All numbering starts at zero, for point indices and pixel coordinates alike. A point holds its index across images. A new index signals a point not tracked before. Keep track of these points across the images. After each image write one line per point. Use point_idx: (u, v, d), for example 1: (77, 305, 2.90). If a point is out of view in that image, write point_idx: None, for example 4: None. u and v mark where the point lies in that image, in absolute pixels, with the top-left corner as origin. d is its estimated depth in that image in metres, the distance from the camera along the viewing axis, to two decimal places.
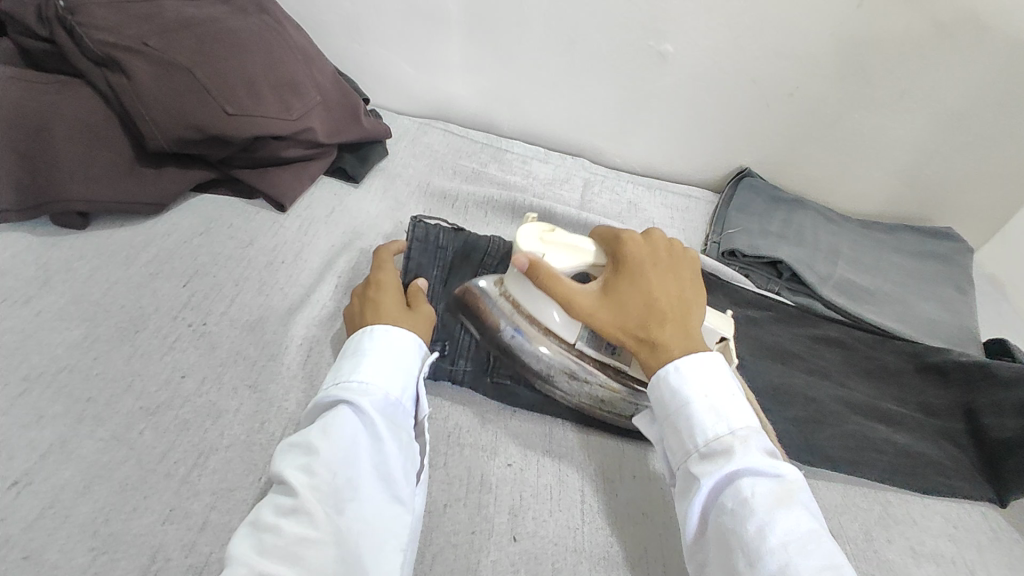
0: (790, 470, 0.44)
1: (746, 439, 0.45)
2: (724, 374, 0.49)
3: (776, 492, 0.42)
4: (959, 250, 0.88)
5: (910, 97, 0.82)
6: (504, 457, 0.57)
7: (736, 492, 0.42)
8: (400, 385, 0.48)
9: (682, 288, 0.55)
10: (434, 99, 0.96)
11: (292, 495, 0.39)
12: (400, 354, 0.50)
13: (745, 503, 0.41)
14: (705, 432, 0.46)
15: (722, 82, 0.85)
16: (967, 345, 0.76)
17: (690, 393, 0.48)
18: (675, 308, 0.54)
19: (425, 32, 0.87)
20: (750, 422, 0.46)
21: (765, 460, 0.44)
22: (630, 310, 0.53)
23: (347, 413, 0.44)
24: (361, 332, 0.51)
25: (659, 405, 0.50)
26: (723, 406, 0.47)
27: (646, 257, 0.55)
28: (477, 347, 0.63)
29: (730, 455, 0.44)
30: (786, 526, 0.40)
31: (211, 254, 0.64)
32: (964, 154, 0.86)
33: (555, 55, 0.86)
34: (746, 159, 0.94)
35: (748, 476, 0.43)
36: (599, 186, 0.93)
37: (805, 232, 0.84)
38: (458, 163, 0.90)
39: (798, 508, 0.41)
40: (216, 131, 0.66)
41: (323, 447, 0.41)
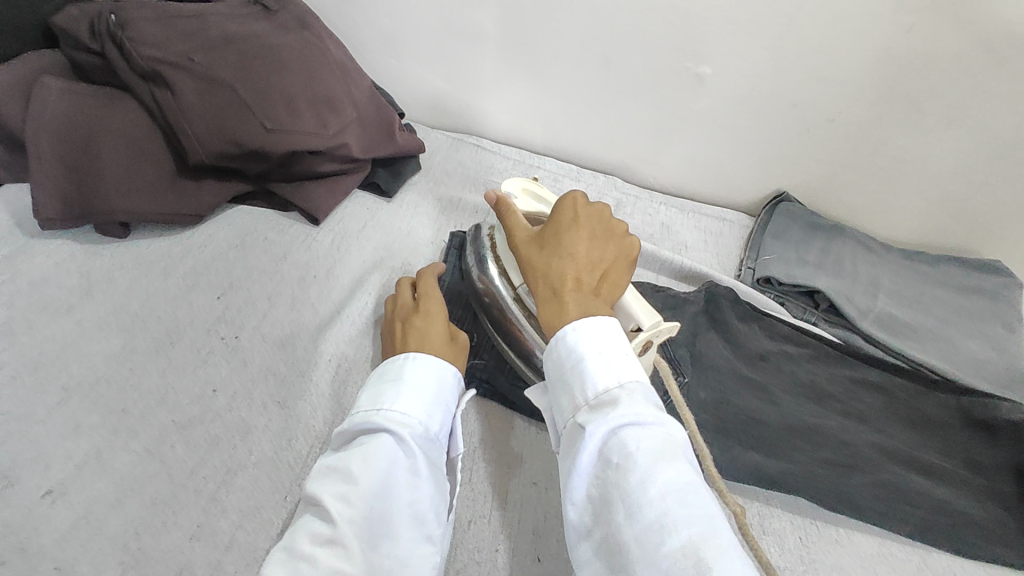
0: (676, 424, 0.41)
1: (634, 390, 0.42)
2: (616, 327, 0.46)
3: (661, 444, 0.39)
4: (1006, 284, 0.84)
5: (958, 125, 0.79)
6: (529, 476, 0.56)
7: (621, 446, 0.39)
8: (437, 416, 0.48)
9: (605, 258, 0.52)
10: (468, 115, 0.97)
11: (329, 524, 0.39)
12: (440, 385, 0.50)
13: (629, 456, 0.38)
14: (593, 386, 0.43)
15: (759, 106, 0.83)
16: (1014, 386, 0.73)
17: (583, 349, 0.45)
18: (588, 271, 0.51)
19: (462, 48, 0.88)
20: (640, 375, 0.44)
21: (653, 411, 0.41)
22: (543, 257, 0.52)
23: (388, 442, 0.44)
24: (400, 356, 0.50)
25: (552, 365, 0.46)
26: (615, 361, 0.44)
27: (577, 218, 0.53)
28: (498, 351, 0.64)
29: (616, 406, 0.41)
30: (668, 478, 0.37)
31: (245, 267, 0.65)
32: (1013, 185, 0.83)
33: (590, 74, 0.86)
34: (783, 183, 0.92)
35: (634, 427, 0.40)
36: (631, 207, 0.92)
37: (844, 262, 0.82)
38: (490, 180, 0.90)
39: (681, 460, 0.39)
40: (254, 146, 0.67)
41: (363, 478, 0.41)
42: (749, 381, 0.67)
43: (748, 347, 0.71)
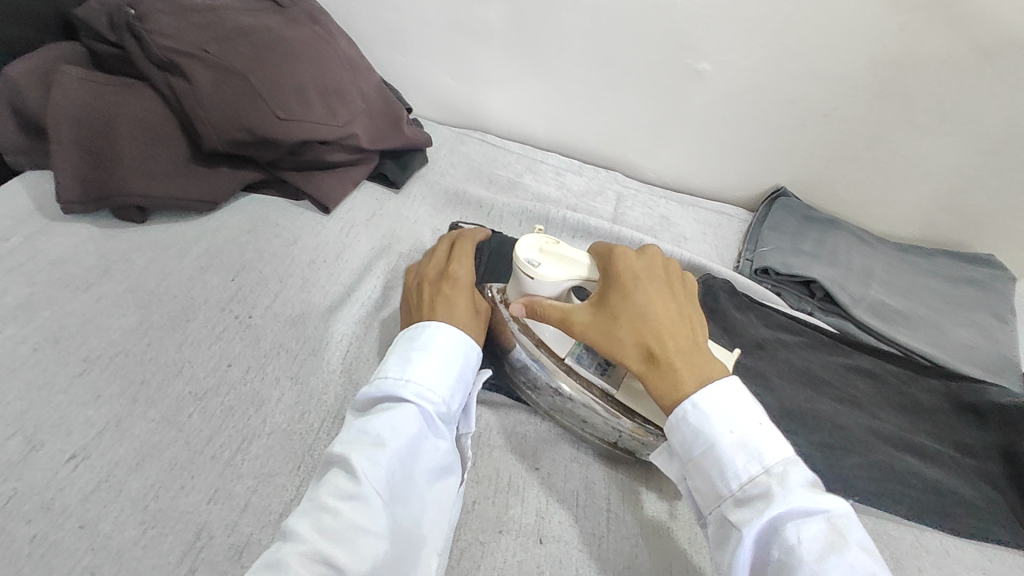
0: (837, 504, 0.42)
1: (784, 476, 0.43)
2: (749, 403, 0.47)
3: (826, 535, 0.40)
4: (997, 277, 0.86)
5: (949, 121, 0.81)
6: (532, 462, 0.58)
7: (786, 542, 0.40)
8: (455, 390, 0.50)
9: (681, 307, 0.54)
10: (473, 110, 0.99)
11: (354, 479, 0.41)
12: (462, 360, 0.52)
13: (798, 553, 0.40)
14: (739, 475, 0.44)
15: (758, 101, 0.85)
16: (1005, 373, 0.74)
17: (716, 434, 0.46)
18: (678, 327, 0.52)
19: (468, 44, 0.90)
20: (785, 453, 0.45)
21: (810, 496, 0.42)
22: (627, 328, 0.52)
23: (412, 411, 0.47)
24: (419, 325, 0.53)
25: (683, 449, 0.48)
26: (755, 443, 0.45)
27: (637, 273, 0.53)
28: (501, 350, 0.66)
29: (770, 499, 0.42)
30: (843, 573, 0.38)
31: (257, 250, 0.67)
32: (1004, 181, 0.85)
33: (592, 70, 0.88)
34: (780, 179, 0.94)
35: (795, 520, 0.41)
36: (632, 200, 0.94)
37: (839, 253, 0.84)
38: (494, 173, 0.92)
39: (850, 549, 0.39)
40: (267, 134, 0.69)
41: (390, 443, 0.44)
42: (747, 367, 0.69)
43: (746, 335, 0.73)
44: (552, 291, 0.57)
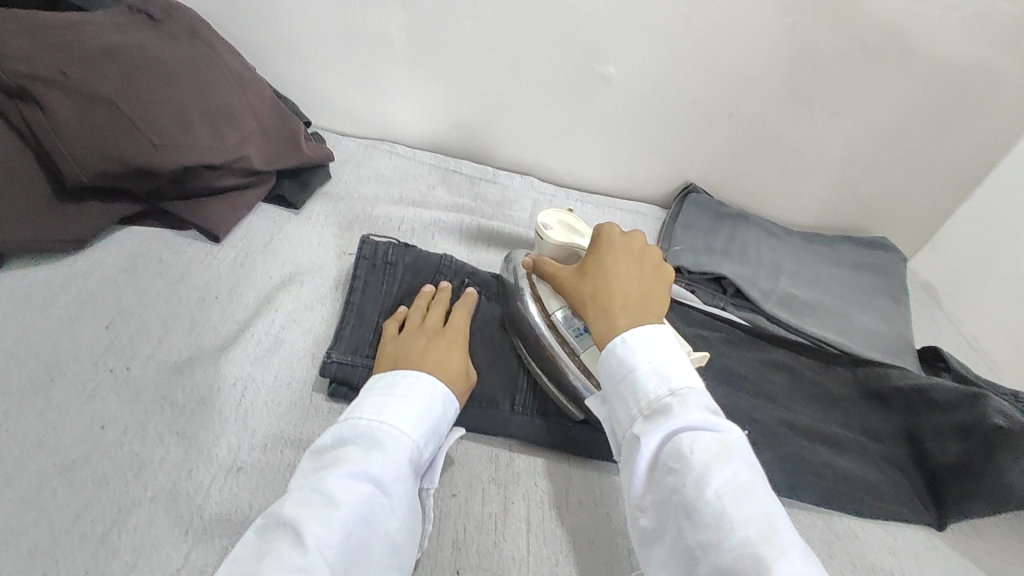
0: (732, 427, 0.44)
1: (686, 398, 0.45)
2: (668, 341, 0.49)
3: (716, 448, 0.42)
4: (893, 260, 0.91)
5: (842, 117, 0.85)
6: (448, 489, 0.54)
7: (676, 450, 0.42)
8: (423, 436, 0.49)
9: (648, 277, 0.56)
10: (379, 121, 0.95)
11: (303, 551, 0.39)
12: (433, 409, 0.50)
13: (686, 460, 0.41)
14: (646, 393, 0.46)
15: (664, 102, 0.86)
16: (904, 354, 0.78)
17: (637, 362, 0.48)
18: (635, 290, 0.54)
19: (369, 54, 0.86)
20: (693, 382, 0.46)
21: (708, 416, 0.44)
22: (588, 283, 0.56)
23: (377, 464, 0.45)
24: (397, 372, 0.52)
25: (607, 379, 0.49)
26: (668, 371, 0.47)
27: (616, 246, 0.58)
28: None
29: (669, 414, 0.44)
30: (724, 478, 0.40)
31: (137, 292, 0.61)
32: (894, 168, 0.90)
33: (500, 77, 0.86)
34: (690, 176, 0.95)
35: (689, 431, 0.43)
36: (548, 206, 0.93)
37: (748, 248, 0.86)
38: (405, 187, 0.88)
39: (735, 462, 0.42)
40: (142, 165, 0.64)
41: (345, 503, 0.42)
42: None
43: None
44: (555, 253, 0.66)
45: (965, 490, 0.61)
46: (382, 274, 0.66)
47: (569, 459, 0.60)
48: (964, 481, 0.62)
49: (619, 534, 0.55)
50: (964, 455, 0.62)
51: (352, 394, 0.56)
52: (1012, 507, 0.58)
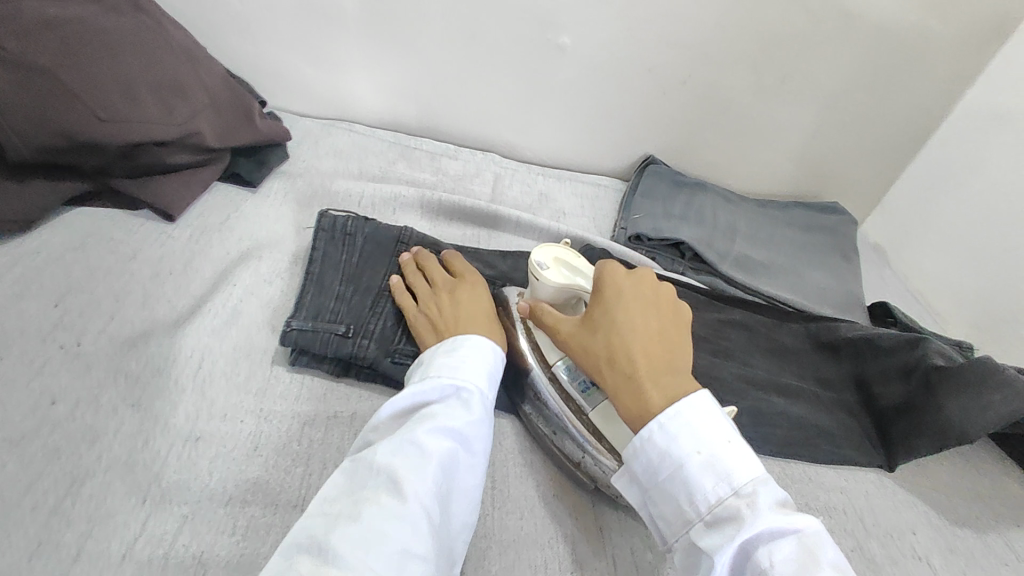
0: (810, 522, 0.41)
1: (753, 497, 0.41)
2: (717, 426, 0.45)
3: (799, 555, 0.39)
4: (843, 222, 0.94)
5: (790, 83, 0.88)
6: None
7: (755, 566, 0.39)
8: (493, 396, 0.50)
9: (662, 323, 0.53)
10: (336, 98, 0.93)
11: (405, 499, 0.39)
12: (496, 373, 0.52)
13: (768, 574, 0.38)
14: (706, 494, 0.43)
15: (618, 73, 0.87)
16: (854, 309, 0.81)
17: (686, 455, 0.44)
18: (653, 344, 0.51)
19: (322, 29, 0.85)
20: (755, 473, 0.43)
21: (781, 516, 0.41)
22: (601, 340, 0.52)
23: (464, 421, 0.46)
24: (458, 336, 0.53)
25: (651, 477, 0.46)
26: (727, 461, 0.43)
27: (625, 290, 0.53)
28: (392, 327, 0.59)
29: (739, 522, 0.41)
30: None
31: (86, 269, 0.60)
32: (842, 133, 0.93)
33: (456, 50, 0.86)
34: (648, 147, 0.97)
35: (765, 539, 0.39)
36: (510, 179, 0.93)
37: (706, 214, 0.88)
38: (364, 164, 0.88)
39: (824, 570, 0.38)
40: (86, 138, 0.63)
41: (436, 455, 0.43)
42: None
43: None
44: (553, 295, 0.59)
45: (908, 430, 0.64)
46: (341, 244, 0.65)
47: None
48: (907, 421, 0.65)
49: (583, 487, 0.56)
50: (906, 397, 0.65)
51: (313, 362, 0.56)
52: (952, 441, 0.61)
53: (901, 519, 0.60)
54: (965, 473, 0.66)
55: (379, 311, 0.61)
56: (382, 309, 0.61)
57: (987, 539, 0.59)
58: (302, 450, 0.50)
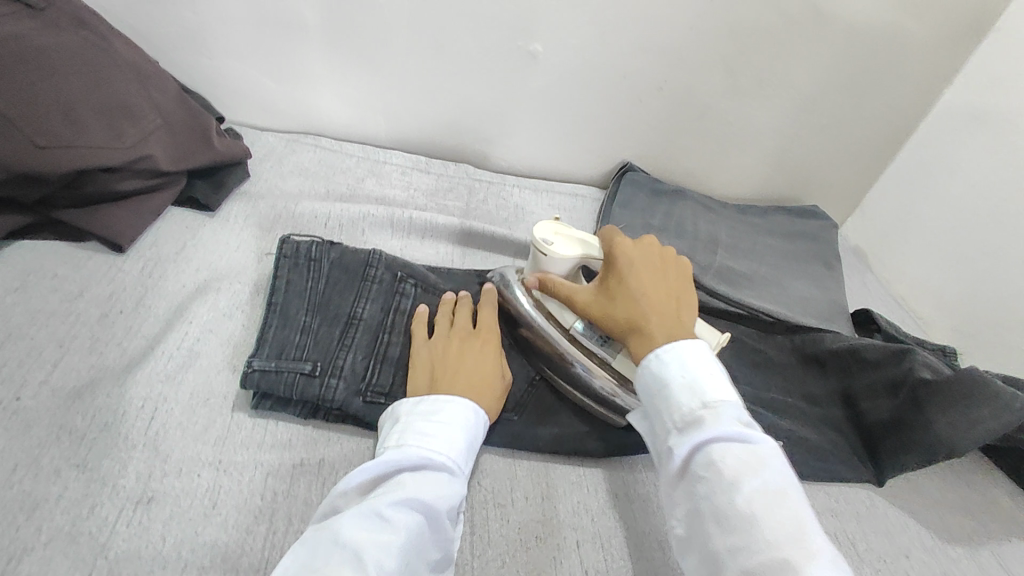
0: (768, 441, 0.44)
1: (717, 408, 0.44)
2: (700, 352, 0.48)
3: (747, 460, 0.42)
4: (823, 227, 0.93)
5: (768, 87, 0.86)
6: None
7: (706, 460, 0.42)
8: (465, 468, 0.49)
9: (670, 285, 0.56)
10: (300, 112, 0.89)
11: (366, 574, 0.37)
12: (470, 439, 0.51)
13: (716, 469, 0.42)
14: (678, 407, 0.46)
15: (593, 81, 0.85)
16: (838, 318, 0.80)
17: (670, 374, 0.47)
18: (664, 301, 0.54)
19: (282, 41, 0.81)
20: (726, 394, 0.46)
21: (741, 428, 0.44)
22: (615, 303, 0.55)
23: (434, 494, 0.44)
24: (435, 396, 0.52)
25: (642, 392, 0.49)
26: (702, 377, 0.47)
27: (633, 255, 0.57)
28: (363, 362, 0.56)
29: (700, 426, 0.44)
30: (754, 491, 0.40)
31: (27, 312, 0.55)
32: (821, 136, 0.91)
33: (424, 60, 0.83)
34: (626, 155, 0.94)
35: (720, 442, 0.43)
36: (484, 193, 0.90)
37: (686, 225, 0.86)
38: (331, 182, 0.84)
39: (767, 475, 0.41)
40: (26, 169, 0.57)
41: (401, 528, 0.40)
42: None
43: None
44: (562, 267, 0.63)
45: (896, 445, 0.63)
46: (306, 271, 0.62)
47: (514, 455, 0.58)
48: (896, 436, 0.64)
49: (567, 526, 0.53)
50: (894, 411, 0.64)
51: (277, 405, 0.53)
52: (942, 456, 0.60)
53: (892, 542, 0.58)
54: (952, 487, 0.65)
55: (349, 344, 0.57)
56: (351, 341, 0.58)
57: (978, 557, 0.58)
58: (266, 505, 0.46)
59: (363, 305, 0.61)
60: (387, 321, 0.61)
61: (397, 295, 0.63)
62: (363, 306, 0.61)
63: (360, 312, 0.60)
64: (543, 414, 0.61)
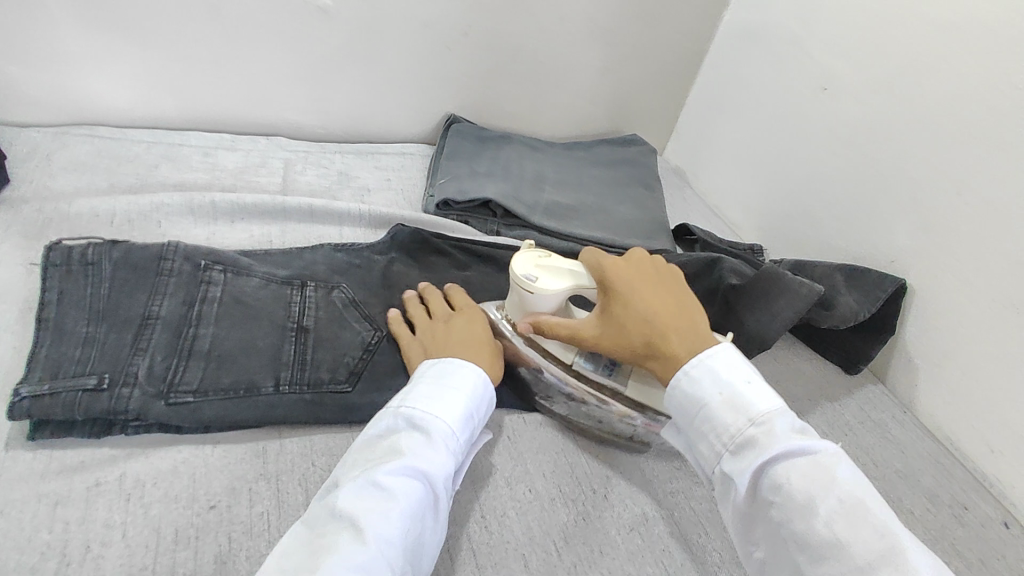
0: (826, 442, 0.42)
1: (769, 424, 0.42)
2: (727, 359, 0.46)
3: (814, 471, 0.40)
4: (643, 152, 0.98)
5: (569, 21, 0.88)
6: (204, 502, 0.45)
7: (774, 483, 0.40)
8: (470, 430, 0.47)
9: (678, 296, 0.52)
10: (64, 101, 0.77)
11: (365, 546, 0.36)
12: (477, 392, 0.49)
13: (784, 492, 0.39)
14: (724, 427, 0.43)
15: (394, 32, 0.82)
16: (662, 235, 0.85)
17: (706, 393, 0.45)
18: (678, 315, 0.50)
19: (17, 16, 0.68)
20: (772, 401, 0.44)
21: (798, 440, 0.41)
22: (630, 330, 0.51)
23: (434, 460, 0.43)
24: (441, 362, 0.50)
25: (681, 415, 0.47)
26: (748, 392, 0.44)
27: (627, 276, 0.52)
28: (164, 364, 0.51)
29: (756, 446, 0.42)
30: (831, 507, 0.38)
31: None
32: (627, 66, 0.95)
33: (201, 25, 0.75)
34: (447, 107, 0.92)
35: (781, 459, 0.40)
36: (302, 163, 0.84)
37: (513, 167, 0.86)
38: (115, 175, 0.74)
39: (839, 483, 0.39)
40: None
41: (405, 496, 0.40)
42: None
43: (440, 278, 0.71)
44: (552, 302, 0.59)
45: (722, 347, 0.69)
46: (84, 277, 0.54)
47: (353, 426, 0.55)
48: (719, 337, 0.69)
49: None
50: (715, 318, 0.70)
51: (61, 431, 0.47)
52: (756, 351, 0.67)
53: None
54: (766, 368, 0.72)
55: (144, 345, 0.51)
56: (147, 342, 0.52)
57: None
58: (54, 539, 0.41)
59: (161, 302, 0.54)
60: (191, 313, 0.55)
61: (202, 284, 0.57)
62: (161, 303, 0.54)
63: (158, 310, 0.54)
64: (381, 380, 0.57)
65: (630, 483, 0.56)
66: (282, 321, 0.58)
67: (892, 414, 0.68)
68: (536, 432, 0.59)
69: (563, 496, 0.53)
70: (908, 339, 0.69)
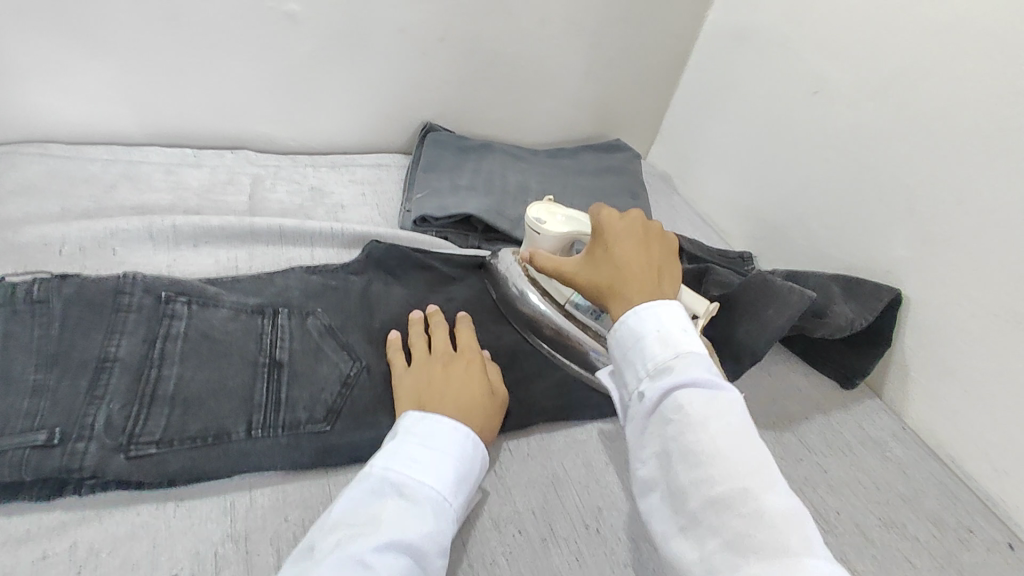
0: (732, 388, 0.40)
1: (688, 360, 0.41)
2: (669, 303, 0.44)
3: (715, 405, 0.39)
4: (628, 158, 0.95)
5: (550, 25, 0.84)
6: (166, 572, 0.42)
7: (676, 406, 0.39)
8: (460, 491, 0.46)
9: (658, 254, 0.51)
10: (11, 117, 0.72)
11: None
12: (466, 450, 0.47)
13: (684, 416, 0.38)
14: (649, 357, 0.42)
15: (367, 39, 0.78)
16: None
17: (638, 326, 0.44)
18: (649, 267, 0.49)
19: None
20: (698, 346, 0.42)
21: (709, 377, 0.40)
22: (602, 271, 0.50)
23: (421, 530, 0.41)
24: (428, 416, 0.48)
25: (612, 344, 0.45)
26: (677, 331, 0.43)
27: (621, 223, 0.52)
28: (123, 414, 0.47)
29: (670, 373, 0.40)
30: (720, 439, 0.37)
31: None
32: (611, 69, 0.92)
33: (159, 35, 0.70)
34: (425, 115, 0.88)
35: (687, 390, 0.39)
36: (273, 179, 0.80)
37: (495, 178, 0.83)
38: (69, 197, 0.69)
39: (733, 422, 0.38)
40: None
41: (389, 574, 0.38)
42: None
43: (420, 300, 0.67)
44: (554, 245, 0.64)
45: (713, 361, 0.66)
46: (32, 318, 0.50)
47: (328, 470, 0.51)
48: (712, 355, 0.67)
49: None
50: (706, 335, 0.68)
51: (9, 494, 0.44)
52: (746, 363, 0.63)
53: None
54: (761, 384, 0.70)
55: (101, 393, 0.47)
56: (104, 389, 0.47)
57: (785, 442, 0.63)
58: None
59: (119, 342, 0.50)
60: (154, 353, 0.50)
61: (164, 320, 0.53)
62: (120, 343, 0.50)
63: (115, 352, 0.49)
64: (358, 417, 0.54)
65: (624, 516, 0.53)
66: (253, 357, 0.54)
67: (890, 431, 0.66)
68: (524, 466, 0.55)
69: (554, 537, 0.50)
70: (905, 353, 0.67)
